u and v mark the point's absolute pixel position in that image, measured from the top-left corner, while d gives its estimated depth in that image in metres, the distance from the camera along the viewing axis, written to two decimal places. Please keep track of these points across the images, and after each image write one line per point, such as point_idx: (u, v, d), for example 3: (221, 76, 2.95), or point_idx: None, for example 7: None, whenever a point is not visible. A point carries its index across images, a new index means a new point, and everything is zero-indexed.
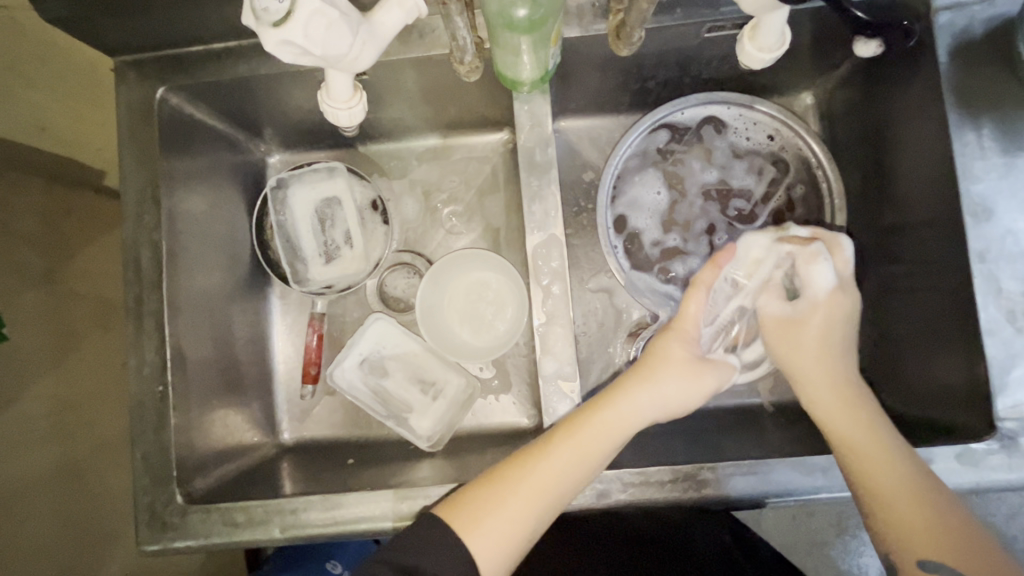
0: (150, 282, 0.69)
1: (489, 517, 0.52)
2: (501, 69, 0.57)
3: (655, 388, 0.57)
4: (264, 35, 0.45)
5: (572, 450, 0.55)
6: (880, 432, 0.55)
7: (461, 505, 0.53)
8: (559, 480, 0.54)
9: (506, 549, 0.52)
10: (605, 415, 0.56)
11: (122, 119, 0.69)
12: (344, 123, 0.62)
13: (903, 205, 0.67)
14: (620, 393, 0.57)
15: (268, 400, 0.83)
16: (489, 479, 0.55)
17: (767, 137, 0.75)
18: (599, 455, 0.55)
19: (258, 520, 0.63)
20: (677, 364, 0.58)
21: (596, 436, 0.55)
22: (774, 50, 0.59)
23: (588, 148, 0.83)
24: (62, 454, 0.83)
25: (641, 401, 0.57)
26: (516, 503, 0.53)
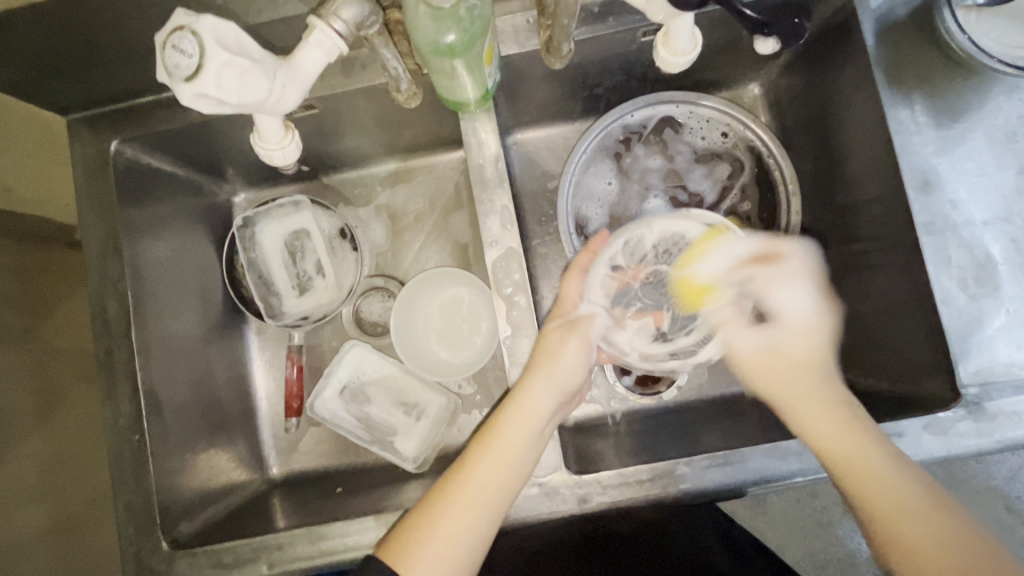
0: (119, 332, 0.69)
1: (424, 538, 0.53)
2: (443, 92, 0.59)
3: (546, 372, 0.59)
4: (179, 90, 0.46)
5: (486, 457, 0.56)
6: (866, 447, 0.54)
7: (395, 540, 0.54)
8: (483, 488, 0.55)
9: (454, 565, 0.53)
10: (509, 413, 0.58)
11: (78, 175, 0.70)
12: (280, 162, 0.62)
13: (853, 184, 0.68)
14: (517, 389, 0.59)
15: (254, 437, 0.83)
16: (422, 506, 0.56)
17: (721, 134, 0.76)
18: (512, 454, 0.57)
19: (246, 558, 0.63)
20: (554, 341, 0.61)
21: (502, 436, 0.57)
22: (688, 53, 0.60)
23: (546, 158, 0.84)
24: (54, 511, 0.84)
25: (537, 389, 0.59)
26: (448, 522, 0.54)
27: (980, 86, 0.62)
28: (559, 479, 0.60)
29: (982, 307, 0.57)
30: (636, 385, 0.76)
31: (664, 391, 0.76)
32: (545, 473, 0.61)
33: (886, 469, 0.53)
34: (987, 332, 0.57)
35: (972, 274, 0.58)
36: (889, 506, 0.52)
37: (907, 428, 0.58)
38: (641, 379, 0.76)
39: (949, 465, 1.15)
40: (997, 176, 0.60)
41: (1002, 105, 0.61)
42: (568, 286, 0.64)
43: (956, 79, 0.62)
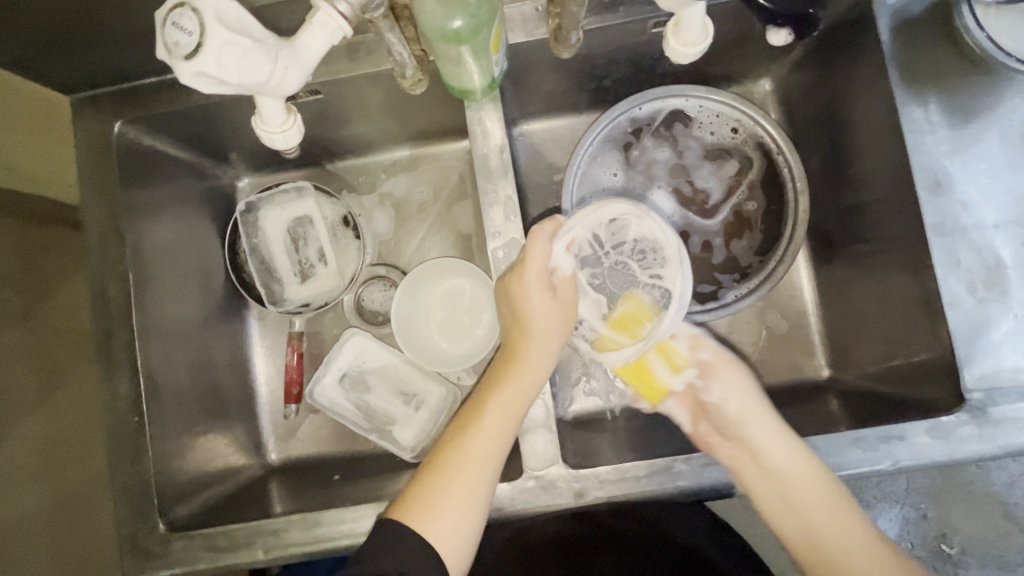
0: (119, 314, 0.69)
1: (436, 494, 0.56)
2: (448, 79, 0.58)
3: (540, 333, 0.62)
4: (179, 69, 0.46)
5: (491, 411, 0.59)
6: (812, 489, 0.60)
7: (412, 502, 0.56)
8: (492, 439, 0.58)
9: (464, 522, 0.56)
10: (513, 371, 0.62)
11: (81, 155, 0.70)
12: (280, 146, 0.61)
13: (861, 183, 0.67)
14: (521, 351, 0.62)
15: (253, 422, 0.83)
16: (429, 469, 0.58)
17: (731, 130, 0.75)
18: (521, 401, 0.60)
19: (240, 543, 0.63)
20: (530, 303, 0.61)
21: (506, 392, 0.60)
22: (698, 45, 0.59)
23: (552, 150, 0.83)
24: (53, 488, 0.86)
25: (539, 348, 0.62)
26: (460, 477, 0.57)
27: (996, 86, 0.60)
28: (556, 473, 0.60)
29: (991, 312, 0.57)
30: None
31: None
32: (542, 466, 0.60)
33: (827, 499, 0.59)
34: (993, 337, 0.56)
35: (981, 278, 0.57)
36: (800, 515, 0.61)
37: (909, 431, 0.57)
38: None
39: (949, 470, 1.14)
40: (1010, 179, 0.59)
41: (1018, 105, 0.60)
42: (534, 254, 0.59)
43: (972, 78, 0.61)
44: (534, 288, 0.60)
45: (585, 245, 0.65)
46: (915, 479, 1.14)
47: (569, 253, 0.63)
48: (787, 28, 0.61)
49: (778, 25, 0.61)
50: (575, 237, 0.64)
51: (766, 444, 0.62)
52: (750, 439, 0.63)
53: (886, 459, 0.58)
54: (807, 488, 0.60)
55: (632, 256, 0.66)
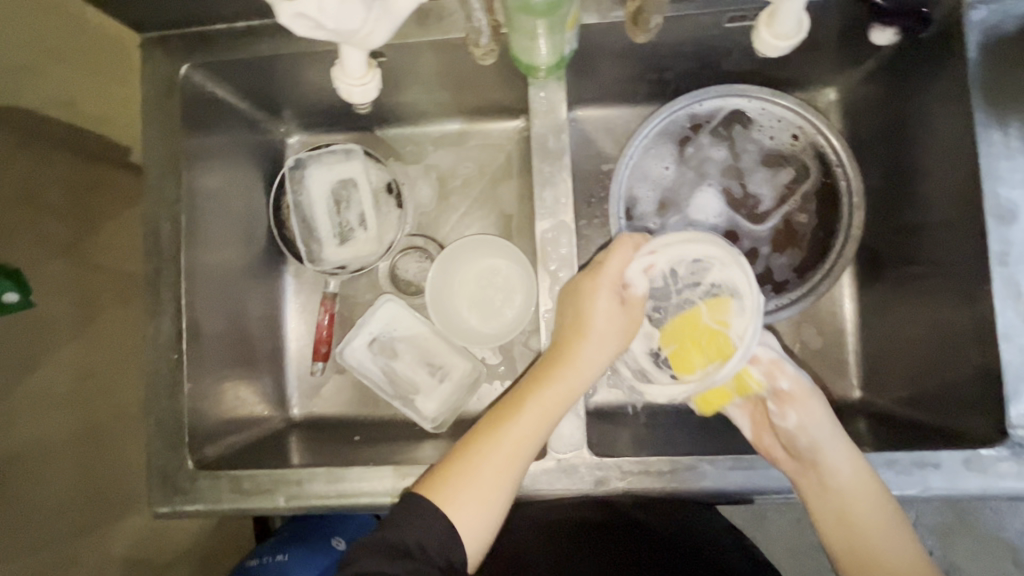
0: (169, 253, 0.71)
1: (465, 482, 0.54)
2: (517, 52, 0.57)
3: (597, 339, 0.59)
4: (280, 9, 0.47)
5: (535, 407, 0.57)
6: (869, 508, 0.57)
7: (440, 479, 0.54)
8: (530, 436, 0.56)
9: (487, 511, 0.54)
10: (565, 372, 0.58)
11: (147, 95, 0.71)
12: (357, 100, 0.63)
13: (924, 204, 0.66)
14: (576, 354, 0.58)
15: (279, 376, 0.85)
16: (463, 451, 0.56)
17: (791, 136, 0.73)
18: (559, 406, 0.58)
19: (263, 488, 0.65)
20: (597, 307, 0.59)
21: (553, 389, 0.57)
22: (790, 37, 0.59)
23: (602, 138, 0.82)
24: (82, 417, 0.89)
25: (591, 353, 0.58)
26: (492, 466, 0.55)
27: None
28: (578, 458, 0.61)
29: None
30: None
31: None
32: (566, 450, 0.61)
33: (889, 515, 0.56)
34: None
35: None
36: (867, 537, 0.57)
37: (946, 460, 0.57)
38: None
39: (960, 510, 1.12)
40: None
41: None
42: (617, 256, 0.60)
43: None
44: (603, 293, 0.59)
45: (660, 276, 0.62)
46: (923, 515, 1.12)
47: (644, 275, 0.60)
48: (894, 27, 0.62)
49: (884, 24, 0.62)
50: (656, 264, 0.61)
51: (837, 468, 0.58)
52: (822, 464, 0.58)
53: (917, 485, 0.57)
54: (868, 507, 0.57)
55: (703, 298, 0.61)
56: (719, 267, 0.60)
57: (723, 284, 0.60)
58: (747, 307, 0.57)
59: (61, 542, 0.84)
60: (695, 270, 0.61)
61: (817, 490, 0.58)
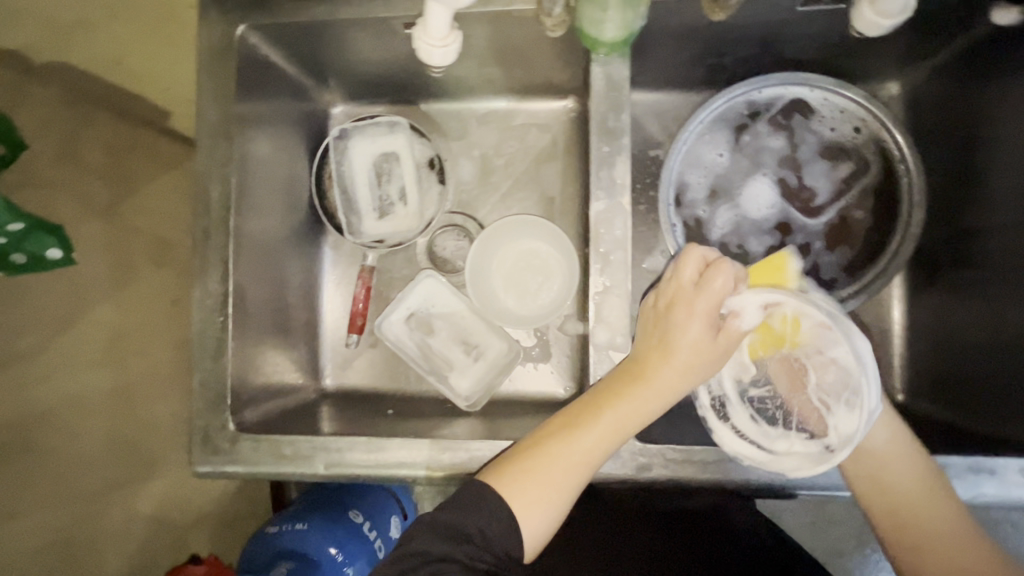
0: (218, 215, 0.70)
1: (529, 478, 0.53)
2: (584, 24, 0.57)
3: (686, 361, 0.55)
4: None
5: (609, 414, 0.55)
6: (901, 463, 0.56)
7: (506, 471, 0.53)
8: (600, 446, 0.54)
9: (548, 512, 0.53)
10: (639, 385, 0.55)
11: (202, 54, 0.70)
12: (436, 62, 0.65)
13: (993, 204, 0.65)
14: (654, 369, 0.55)
15: (313, 346, 0.85)
16: (529, 448, 0.54)
17: (853, 129, 0.71)
18: (633, 420, 0.55)
19: (303, 454, 0.65)
20: (690, 331, 0.55)
21: (631, 402, 0.55)
22: (893, 16, 0.60)
23: (652, 123, 0.80)
24: (115, 376, 0.90)
25: (674, 374, 0.55)
26: (557, 469, 0.53)
27: None
28: (622, 443, 0.60)
29: None
30: None
31: None
32: None
33: (920, 473, 0.56)
34: None
35: None
36: (896, 495, 0.56)
37: (1001, 466, 0.56)
38: None
39: (982, 520, 1.10)
40: None
41: None
42: (719, 280, 0.54)
43: None
44: (697, 316, 0.55)
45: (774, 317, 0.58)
46: None
47: (757, 314, 0.56)
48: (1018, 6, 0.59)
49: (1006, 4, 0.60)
50: (779, 304, 0.57)
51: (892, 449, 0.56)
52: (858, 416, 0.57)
53: (969, 489, 0.57)
54: (901, 464, 0.56)
55: (808, 357, 0.57)
56: (833, 337, 0.56)
57: (839, 363, 0.56)
58: (859, 412, 0.53)
59: (97, 493, 0.87)
60: (820, 335, 0.56)
61: (875, 473, 0.56)
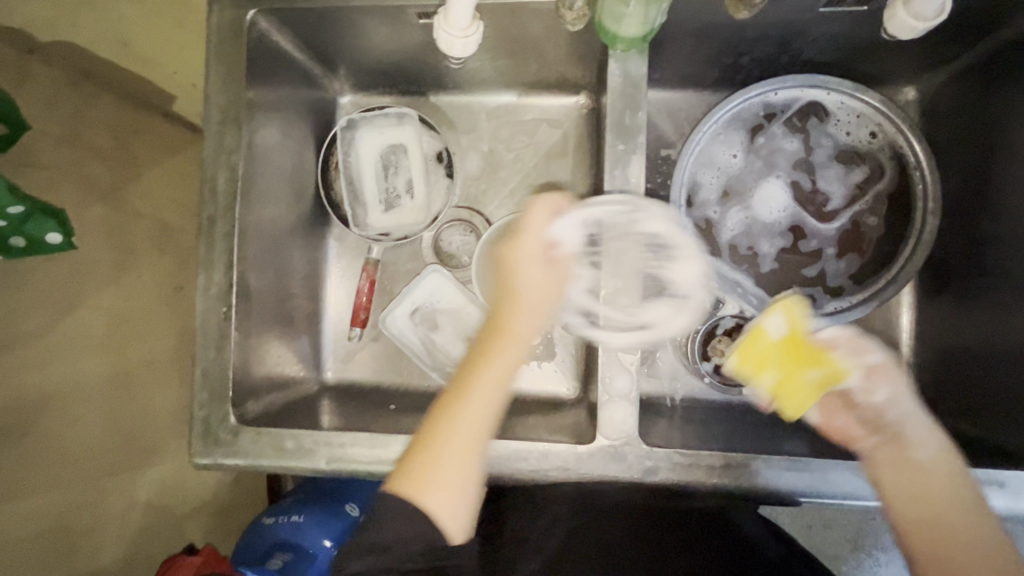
0: (224, 203, 0.69)
1: (432, 468, 0.48)
2: (604, 17, 0.56)
3: (535, 303, 0.52)
4: None
5: (490, 381, 0.50)
6: (943, 482, 0.51)
7: (404, 471, 0.49)
8: (487, 413, 0.50)
9: (460, 498, 0.49)
10: (505, 345, 0.51)
11: (210, 37, 0.69)
12: (456, 51, 0.64)
13: (1007, 213, 0.65)
14: (511, 320, 0.52)
15: (315, 338, 0.84)
16: (419, 441, 0.50)
17: (868, 134, 0.70)
18: (513, 375, 0.51)
19: (306, 449, 0.64)
20: (527, 271, 0.53)
21: (503, 358, 0.51)
22: (928, 21, 0.60)
23: (665, 122, 0.79)
24: (113, 363, 0.90)
25: (529, 318, 0.52)
26: (453, 452, 0.49)
27: None
28: (629, 446, 0.59)
29: None
30: (716, 373, 0.74)
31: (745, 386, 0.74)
32: (617, 437, 0.60)
33: (963, 497, 0.50)
34: None
35: None
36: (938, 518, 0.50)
37: (1012, 480, 0.56)
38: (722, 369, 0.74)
39: None
40: None
41: None
42: (535, 221, 0.53)
43: None
44: (530, 258, 0.53)
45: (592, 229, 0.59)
46: None
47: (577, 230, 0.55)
48: None
49: None
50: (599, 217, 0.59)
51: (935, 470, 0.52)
52: (908, 435, 0.54)
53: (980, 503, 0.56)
54: (944, 486, 0.51)
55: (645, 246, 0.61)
56: (646, 213, 0.60)
57: (657, 233, 0.62)
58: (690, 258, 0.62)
59: (95, 479, 0.86)
60: (629, 217, 0.60)
61: (905, 485, 0.52)
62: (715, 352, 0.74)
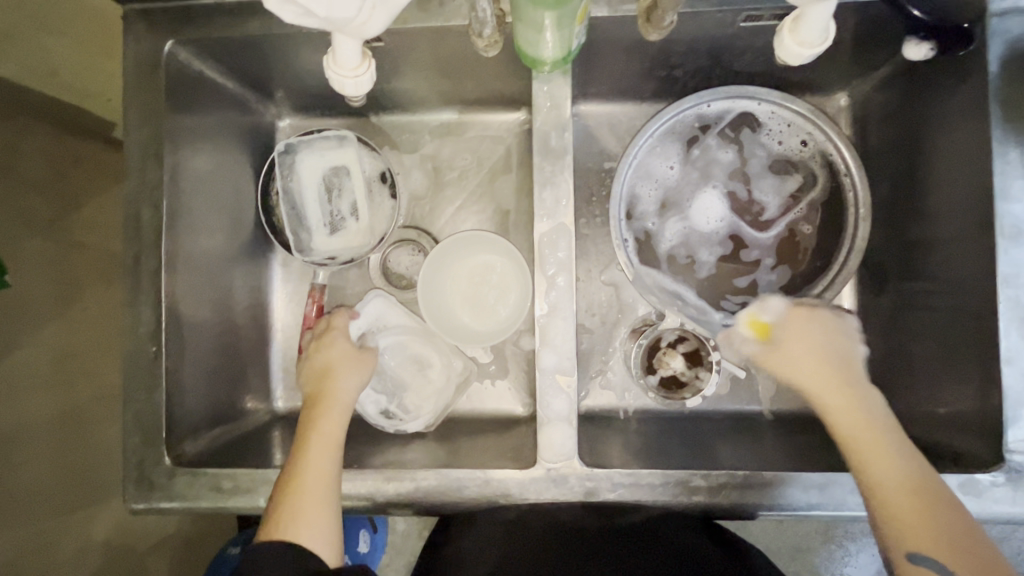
0: (149, 240, 0.68)
1: (297, 515, 0.57)
2: (522, 45, 0.55)
3: (350, 372, 0.69)
4: None
5: (324, 438, 0.63)
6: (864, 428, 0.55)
7: (273, 525, 0.57)
8: (330, 466, 0.61)
9: (324, 532, 0.58)
10: (331, 409, 0.66)
11: (128, 70, 0.67)
12: (349, 92, 0.62)
13: (933, 217, 0.65)
14: (336, 387, 0.68)
15: (264, 367, 0.82)
16: (278, 503, 0.59)
17: (799, 142, 0.72)
18: (338, 439, 0.64)
19: (244, 488, 0.64)
20: (344, 350, 0.71)
21: (328, 419, 0.65)
22: (814, 46, 0.57)
23: (606, 135, 0.79)
24: (59, 402, 0.85)
25: (353, 385, 0.69)
26: (309, 497, 0.58)
27: None
28: (569, 468, 0.60)
29: None
30: (660, 388, 0.75)
31: (688, 398, 0.74)
32: (556, 460, 0.60)
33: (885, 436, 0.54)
34: None
35: None
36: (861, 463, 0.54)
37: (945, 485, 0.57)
38: (666, 383, 0.75)
39: None
40: None
41: None
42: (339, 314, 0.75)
43: None
44: (339, 339, 0.72)
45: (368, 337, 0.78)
46: None
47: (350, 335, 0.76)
48: (929, 42, 0.60)
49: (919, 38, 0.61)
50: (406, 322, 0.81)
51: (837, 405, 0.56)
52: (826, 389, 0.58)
53: None
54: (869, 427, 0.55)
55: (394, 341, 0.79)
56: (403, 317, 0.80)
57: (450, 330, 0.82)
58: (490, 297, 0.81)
59: (44, 524, 0.81)
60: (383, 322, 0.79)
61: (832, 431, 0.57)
62: (660, 366, 0.75)
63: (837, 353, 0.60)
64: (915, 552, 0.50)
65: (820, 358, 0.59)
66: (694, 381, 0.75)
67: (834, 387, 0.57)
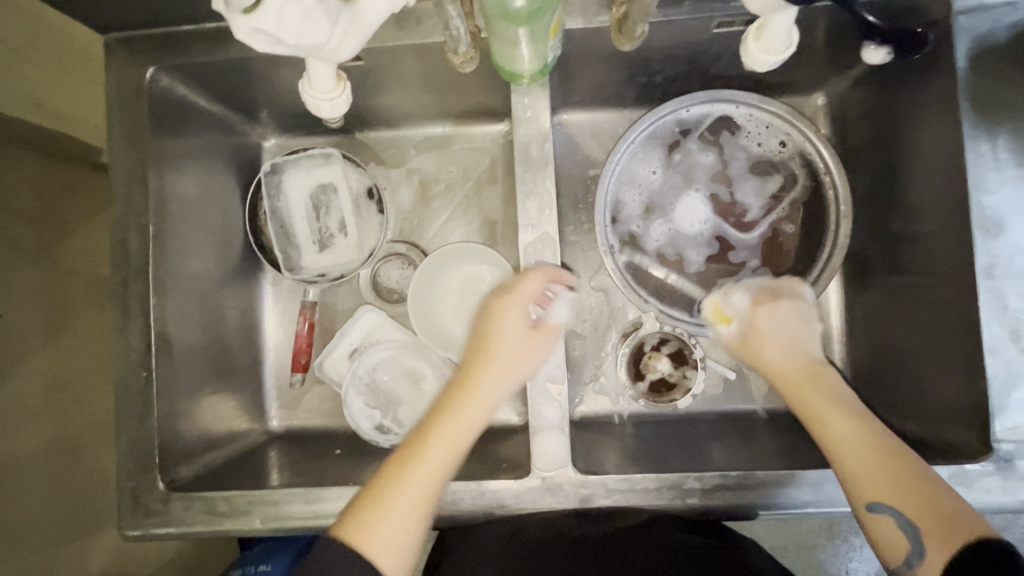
0: (137, 265, 0.68)
1: (377, 518, 0.50)
2: (499, 60, 0.56)
3: (506, 368, 0.59)
4: (236, 22, 0.45)
5: (441, 437, 0.55)
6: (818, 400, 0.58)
7: (355, 519, 0.51)
8: (434, 475, 0.53)
9: (403, 546, 0.51)
10: (462, 402, 0.57)
11: (111, 97, 0.68)
12: (326, 114, 0.63)
13: (911, 211, 0.66)
14: (478, 382, 0.58)
15: (258, 387, 0.82)
16: (364, 496, 0.52)
17: (779, 143, 0.73)
18: (461, 444, 0.55)
19: (241, 509, 0.64)
20: (507, 332, 0.60)
21: (453, 418, 0.56)
22: (779, 53, 0.58)
23: (589, 143, 0.80)
24: (51, 430, 0.84)
25: (500, 383, 0.58)
26: (398, 501, 0.51)
27: None
28: (563, 476, 0.61)
29: None
30: (650, 391, 0.76)
31: (679, 399, 0.75)
32: (550, 468, 0.61)
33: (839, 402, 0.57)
34: None
35: None
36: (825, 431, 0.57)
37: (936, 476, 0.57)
38: (655, 386, 0.76)
39: None
40: None
41: None
42: (532, 281, 0.60)
43: None
44: (513, 315, 0.60)
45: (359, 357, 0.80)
46: None
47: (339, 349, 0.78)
48: (887, 46, 0.60)
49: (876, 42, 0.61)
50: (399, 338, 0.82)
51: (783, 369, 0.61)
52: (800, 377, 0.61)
53: None
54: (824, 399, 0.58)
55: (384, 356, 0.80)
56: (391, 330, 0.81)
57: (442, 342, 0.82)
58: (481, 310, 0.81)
59: (42, 555, 0.81)
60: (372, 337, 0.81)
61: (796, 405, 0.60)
62: (647, 370, 0.76)
63: (797, 335, 0.64)
64: (873, 501, 0.52)
65: (786, 346, 0.62)
66: (682, 381, 0.75)
67: (794, 370, 0.61)
